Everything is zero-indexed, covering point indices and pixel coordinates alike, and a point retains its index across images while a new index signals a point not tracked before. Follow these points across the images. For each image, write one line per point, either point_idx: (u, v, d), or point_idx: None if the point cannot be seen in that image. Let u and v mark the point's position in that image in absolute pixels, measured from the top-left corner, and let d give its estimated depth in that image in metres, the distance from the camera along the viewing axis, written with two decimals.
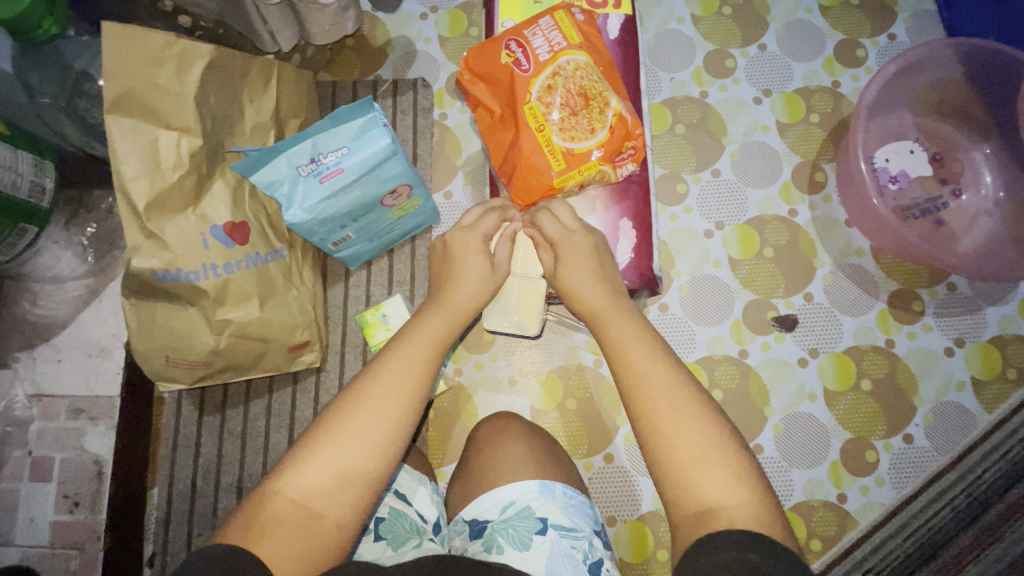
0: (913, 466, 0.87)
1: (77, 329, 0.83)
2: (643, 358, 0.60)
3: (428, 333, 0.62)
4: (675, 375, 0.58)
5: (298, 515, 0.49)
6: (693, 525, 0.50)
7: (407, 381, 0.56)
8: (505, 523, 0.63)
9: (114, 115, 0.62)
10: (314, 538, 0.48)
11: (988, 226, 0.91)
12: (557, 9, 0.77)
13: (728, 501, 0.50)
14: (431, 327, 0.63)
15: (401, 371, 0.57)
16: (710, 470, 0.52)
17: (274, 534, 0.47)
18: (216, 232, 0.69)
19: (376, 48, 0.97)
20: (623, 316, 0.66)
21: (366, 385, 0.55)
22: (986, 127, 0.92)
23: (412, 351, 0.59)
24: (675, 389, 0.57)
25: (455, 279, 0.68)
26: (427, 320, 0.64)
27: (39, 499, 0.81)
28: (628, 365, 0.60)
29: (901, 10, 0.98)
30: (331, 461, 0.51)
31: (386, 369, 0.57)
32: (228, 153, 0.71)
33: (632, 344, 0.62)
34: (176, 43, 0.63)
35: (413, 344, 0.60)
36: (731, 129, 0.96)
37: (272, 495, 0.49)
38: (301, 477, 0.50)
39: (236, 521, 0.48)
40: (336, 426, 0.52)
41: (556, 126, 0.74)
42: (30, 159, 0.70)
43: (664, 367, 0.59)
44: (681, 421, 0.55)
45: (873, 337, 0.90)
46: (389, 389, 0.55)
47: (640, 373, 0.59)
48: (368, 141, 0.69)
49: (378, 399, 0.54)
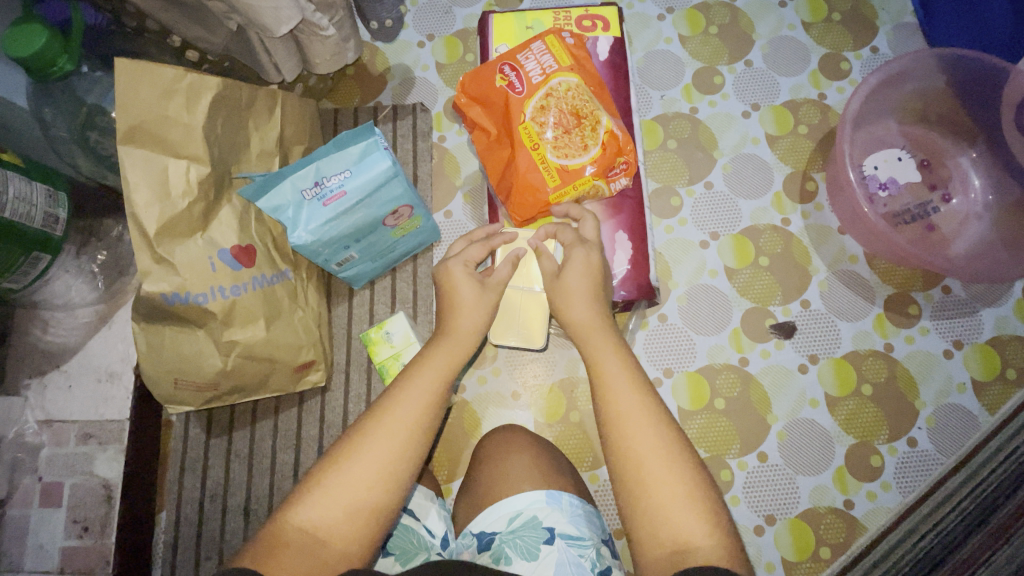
0: (920, 469, 0.88)
1: (87, 354, 0.85)
2: (629, 390, 0.58)
3: (436, 361, 0.62)
4: (656, 412, 0.56)
5: (308, 540, 0.50)
6: (667, 567, 0.49)
7: (414, 409, 0.57)
8: (512, 534, 0.64)
9: (127, 147, 0.64)
10: (324, 567, 0.49)
11: (979, 228, 0.92)
12: (548, 34, 0.80)
13: (703, 543, 0.49)
14: (440, 359, 0.62)
15: (408, 400, 0.57)
16: (681, 512, 0.51)
17: (284, 558, 0.48)
18: (224, 256, 0.72)
19: (375, 76, 1.01)
20: (607, 341, 0.63)
21: (377, 417, 0.56)
22: (972, 133, 0.94)
23: (421, 381, 0.59)
24: (657, 424, 0.55)
25: (454, 302, 0.67)
26: (433, 349, 0.63)
27: (49, 524, 0.81)
28: (607, 397, 0.58)
29: (882, 24, 1.01)
30: (340, 491, 0.52)
31: (394, 397, 0.57)
32: (234, 179, 0.74)
33: (614, 374, 0.59)
34: (185, 77, 0.66)
35: (422, 375, 0.60)
36: (721, 143, 0.98)
37: (286, 519, 0.51)
38: (315, 505, 0.51)
39: (250, 544, 0.50)
40: (347, 459, 0.53)
41: (550, 144, 0.76)
42: (44, 190, 0.72)
43: (644, 399, 0.57)
44: (661, 460, 0.53)
45: (871, 341, 0.91)
46: (398, 418, 0.56)
47: (621, 406, 0.57)
48: (369, 164, 0.72)
49: (382, 429, 0.55)
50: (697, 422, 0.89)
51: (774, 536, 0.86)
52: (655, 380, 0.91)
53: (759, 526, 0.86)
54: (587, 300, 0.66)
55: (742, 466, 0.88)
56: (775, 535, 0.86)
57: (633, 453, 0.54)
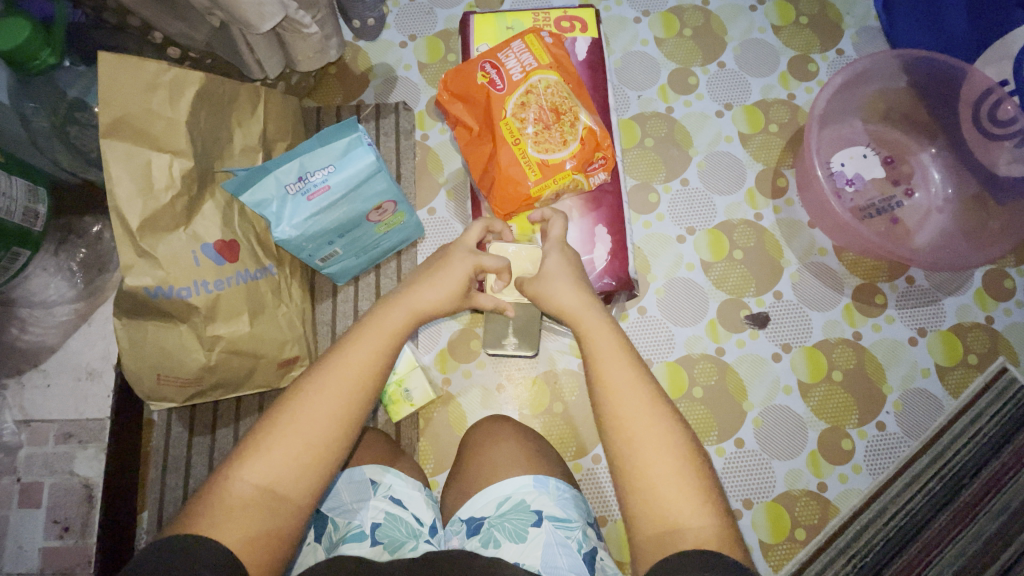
0: (888, 452, 0.91)
1: (66, 353, 0.84)
2: (622, 369, 0.55)
3: (388, 325, 0.58)
4: (651, 393, 0.54)
5: (260, 499, 0.48)
6: (657, 552, 0.47)
7: (363, 371, 0.54)
8: (501, 518, 0.66)
9: (110, 140, 0.64)
10: (278, 522, 0.48)
11: (940, 221, 0.97)
12: (528, 33, 0.82)
13: (691, 522, 0.47)
14: (395, 316, 0.59)
15: (357, 363, 0.55)
16: (667, 491, 0.49)
17: (236, 519, 0.47)
18: (207, 250, 0.72)
19: (358, 75, 1.02)
20: (597, 320, 0.61)
21: (327, 373, 0.54)
22: (932, 131, 0.99)
23: (370, 342, 0.57)
24: (646, 400, 0.53)
25: (424, 283, 0.63)
26: (389, 306, 0.61)
27: (28, 525, 0.80)
28: (600, 379, 0.55)
29: (846, 27, 1.06)
30: (291, 447, 0.50)
31: (349, 356, 0.55)
32: (217, 174, 0.74)
33: (607, 354, 0.57)
34: (169, 71, 0.66)
35: (373, 332, 0.57)
36: (696, 140, 1.01)
37: (236, 477, 0.48)
38: (265, 461, 0.49)
39: (195, 505, 0.48)
40: (296, 413, 0.51)
41: (531, 139, 0.78)
42: (24, 185, 0.72)
43: (639, 379, 0.54)
44: (655, 437, 0.51)
45: (840, 330, 0.95)
46: (347, 376, 0.54)
47: (611, 383, 0.54)
48: (354, 159, 0.73)
49: (335, 387, 0.53)
50: (676, 410, 0.92)
51: (752, 519, 0.88)
52: None
53: (737, 510, 0.89)
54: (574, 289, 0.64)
55: (720, 453, 0.90)
56: (753, 519, 0.88)
57: (623, 432, 0.52)
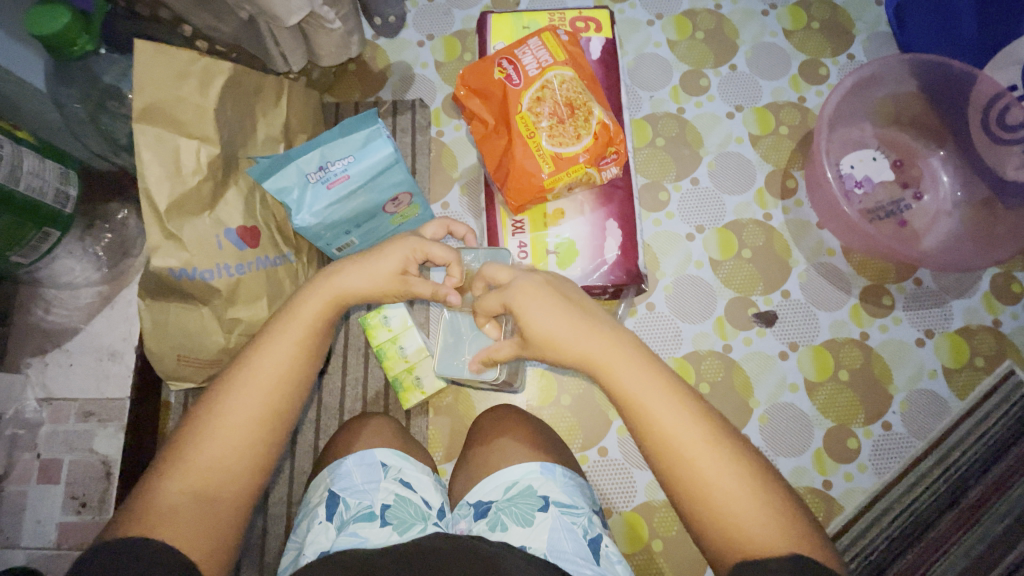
0: (894, 451, 0.92)
1: (90, 334, 0.87)
2: (670, 411, 0.52)
3: (305, 314, 0.60)
4: (701, 420, 0.52)
5: (192, 503, 0.49)
6: None
7: (278, 364, 0.57)
8: (508, 502, 0.67)
9: (142, 125, 0.67)
10: (213, 519, 0.49)
11: (949, 224, 0.98)
12: (544, 31, 0.84)
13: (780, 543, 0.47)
14: (311, 306, 0.61)
15: (275, 361, 0.57)
16: (751, 516, 0.48)
17: (167, 523, 0.48)
18: (230, 235, 0.74)
19: (376, 72, 1.05)
20: (621, 356, 0.55)
21: (240, 372, 0.56)
22: (941, 135, 1.00)
23: (284, 335, 0.58)
24: (700, 430, 0.51)
25: (356, 263, 0.63)
26: (304, 296, 0.62)
27: (47, 500, 0.83)
28: (651, 426, 0.52)
29: (857, 33, 1.07)
30: (216, 446, 0.52)
31: (261, 352, 0.57)
32: (242, 161, 0.77)
33: (644, 393, 0.53)
34: (200, 60, 0.69)
35: (288, 325, 0.59)
36: (707, 141, 1.03)
37: (163, 486, 0.50)
38: (191, 466, 0.51)
39: (121, 519, 0.48)
40: (215, 414, 0.53)
41: (545, 133, 0.80)
42: (56, 169, 0.74)
43: (685, 411, 0.52)
44: (718, 465, 0.50)
45: (847, 330, 0.96)
46: (262, 372, 0.56)
47: (659, 422, 0.52)
48: (373, 150, 0.75)
49: (250, 383, 0.55)
50: None
51: None
52: None
53: None
54: (592, 325, 0.57)
55: None
56: None
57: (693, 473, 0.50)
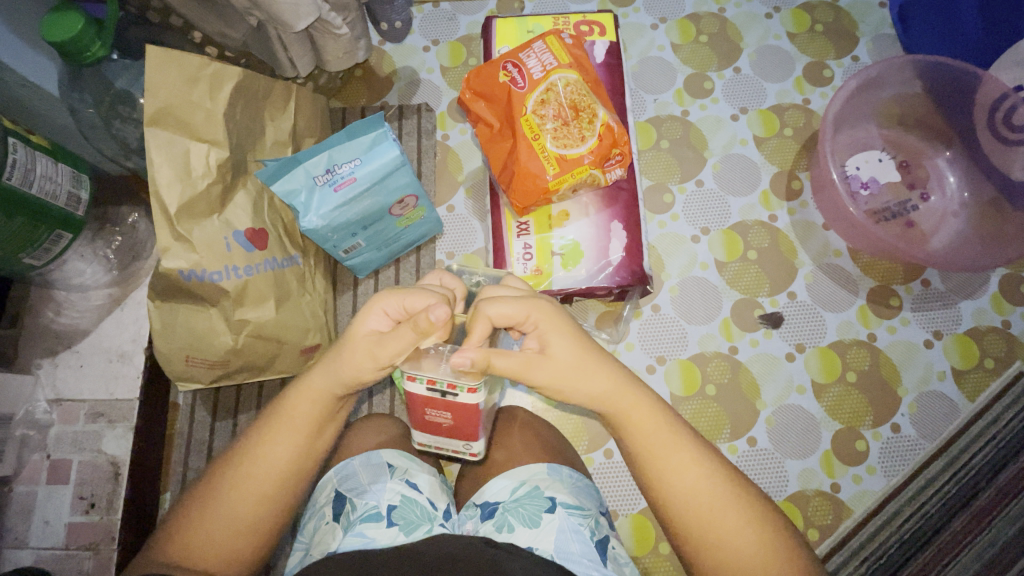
0: (904, 454, 0.91)
1: (100, 336, 0.88)
2: (671, 453, 0.55)
3: (307, 413, 0.58)
4: (706, 463, 0.55)
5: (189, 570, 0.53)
6: None
7: (282, 455, 0.57)
8: (515, 503, 0.66)
9: (153, 128, 0.68)
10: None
11: (956, 225, 0.97)
12: (548, 34, 0.85)
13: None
14: (314, 398, 0.59)
15: (273, 456, 0.57)
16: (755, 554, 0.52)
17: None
18: (238, 237, 0.75)
19: (383, 77, 1.06)
20: (635, 400, 0.58)
21: (252, 451, 0.57)
22: (947, 136, 0.99)
23: (290, 426, 0.58)
24: (706, 472, 0.55)
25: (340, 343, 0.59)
26: (310, 389, 0.59)
27: (56, 501, 0.83)
28: (661, 472, 0.55)
29: (862, 35, 1.07)
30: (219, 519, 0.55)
31: (271, 438, 0.57)
32: (250, 164, 0.78)
33: (655, 439, 0.56)
34: (210, 65, 0.70)
35: (292, 420, 0.58)
36: (712, 144, 1.03)
37: (151, 557, 0.53)
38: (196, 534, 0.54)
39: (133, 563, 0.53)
40: (223, 490, 0.56)
41: (550, 135, 0.81)
42: (68, 172, 0.76)
43: (692, 456, 0.56)
44: (725, 512, 0.53)
45: (855, 331, 0.95)
46: (269, 460, 0.57)
47: (667, 468, 0.55)
48: (379, 152, 0.76)
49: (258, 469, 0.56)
50: (689, 406, 0.92)
51: None
52: (649, 366, 0.94)
53: None
54: (599, 364, 0.58)
55: (732, 450, 0.91)
56: None
57: (701, 517, 0.53)
